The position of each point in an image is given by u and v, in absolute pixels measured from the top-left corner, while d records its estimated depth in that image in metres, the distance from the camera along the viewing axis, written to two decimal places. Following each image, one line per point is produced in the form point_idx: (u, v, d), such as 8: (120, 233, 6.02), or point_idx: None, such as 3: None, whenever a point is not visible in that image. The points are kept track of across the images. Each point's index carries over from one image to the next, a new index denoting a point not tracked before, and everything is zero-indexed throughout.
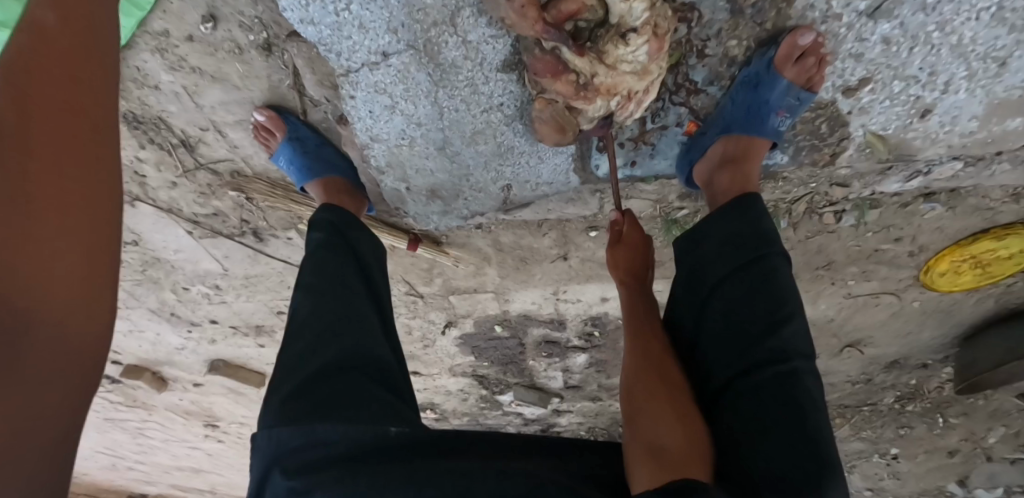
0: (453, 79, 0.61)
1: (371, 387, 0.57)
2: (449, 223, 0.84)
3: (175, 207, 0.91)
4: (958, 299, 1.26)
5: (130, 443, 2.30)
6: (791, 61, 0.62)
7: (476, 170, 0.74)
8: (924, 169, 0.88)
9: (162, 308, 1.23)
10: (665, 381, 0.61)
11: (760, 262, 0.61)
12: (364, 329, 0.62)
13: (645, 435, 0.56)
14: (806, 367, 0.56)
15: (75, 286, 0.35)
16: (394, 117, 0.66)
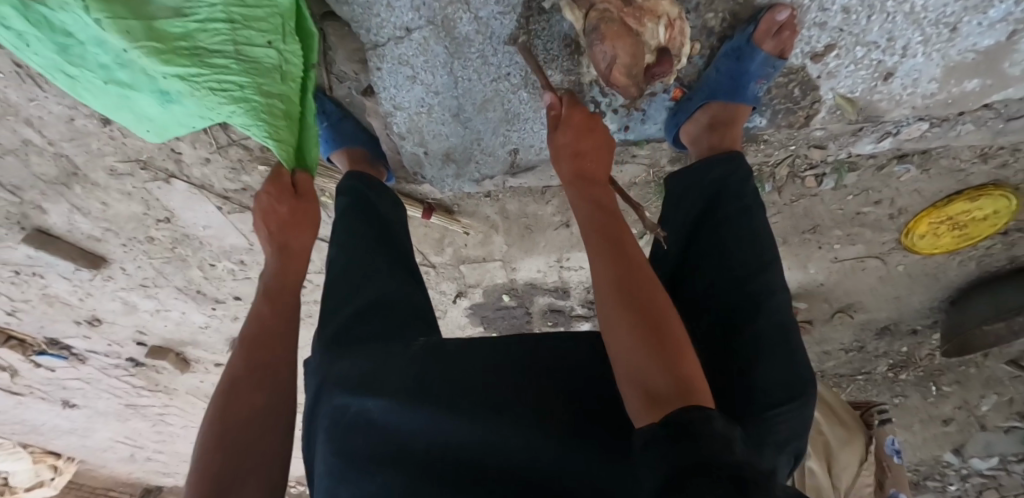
0: (467, 51, 0.69)
1: (399, 321, 0.66)
2: (461, 186, 0.93)
3: (207, 183, 1.00)
4: (941, 261, 1.33)
5: (150, 431, 2.36)
6: (770, 35, 0.68)
7: (486, 134, 0.83)
8: (893, 130, 0.96)
9: (188, 286, 1.31)
10: (635, 292, 0.47)
11: (745, 213, 0.69)
12: (391, 275, 0.72)
13: (631, 369, 0.43)
14: (787, 301, 0.63)
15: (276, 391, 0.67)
16: (415, 86, 0.74)
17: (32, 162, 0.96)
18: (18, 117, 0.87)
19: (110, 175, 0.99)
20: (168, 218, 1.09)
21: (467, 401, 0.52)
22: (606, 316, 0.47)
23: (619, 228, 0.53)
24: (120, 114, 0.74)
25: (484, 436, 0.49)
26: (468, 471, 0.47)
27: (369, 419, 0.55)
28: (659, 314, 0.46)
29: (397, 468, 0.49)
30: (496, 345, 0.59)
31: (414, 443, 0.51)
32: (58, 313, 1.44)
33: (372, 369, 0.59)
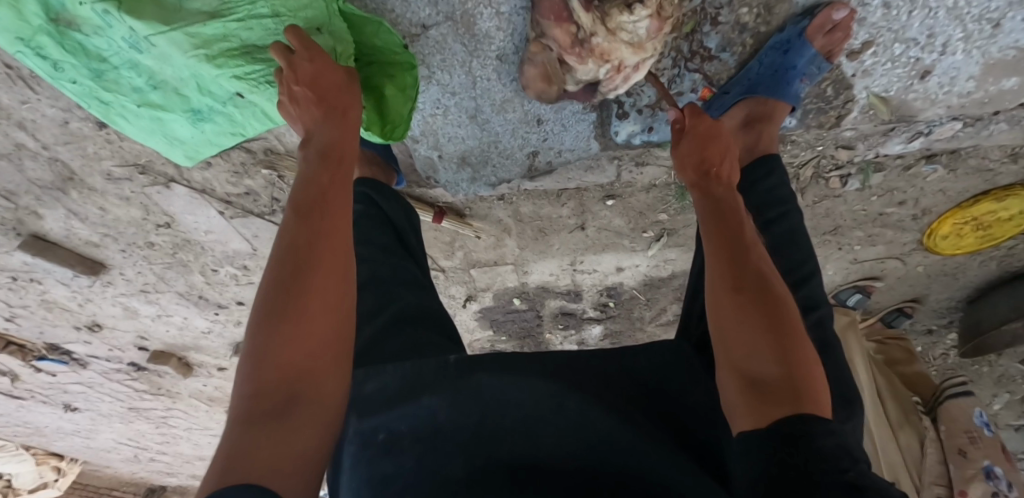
0: (486, 49, 0.67)
1: (426, 333, 0.71)
2: (477, 191, 0.89)
3: (208, 187, 0.96)
4: (961, 262, 1.29)
5: (153, 433, 2.34)
6: (822, 32, 0.66)
7: (504, 137, 0.80)
8: (924, 129, 0.93)
9: (190, 291, 1.28)
10: (739, 273, 0.49)
11: (782, 220, 0.67)
12: (420, 288, 0.77)
13: (737, 345, 0.47)
14: (828, 313, 0.64)
15: (330, 311, 0.50)
16: (430, 87, 0.74)
17: (26, 166, 0.92)
18: (9, 119, 0.83)
19: (108, 180, 0.95)
20: (168, 223, 1.05)
21: (500, 427, 0.56)
22: (717, 301, 0.50)
23: (735, 215, 0.54)
24: (133, 104, 0.75)
25: (519, 460, 0.53)
26: (507, 482, 0.50)
27: (405, 436, 0.57)
28: (785, 313, 0.47)
29: (432, 483, 0.51)
30: (520, 360, 0.63)
31: (450, 459, 0.53)
32: (57, 318, 1.41)
33: (406, 387, 0.62)
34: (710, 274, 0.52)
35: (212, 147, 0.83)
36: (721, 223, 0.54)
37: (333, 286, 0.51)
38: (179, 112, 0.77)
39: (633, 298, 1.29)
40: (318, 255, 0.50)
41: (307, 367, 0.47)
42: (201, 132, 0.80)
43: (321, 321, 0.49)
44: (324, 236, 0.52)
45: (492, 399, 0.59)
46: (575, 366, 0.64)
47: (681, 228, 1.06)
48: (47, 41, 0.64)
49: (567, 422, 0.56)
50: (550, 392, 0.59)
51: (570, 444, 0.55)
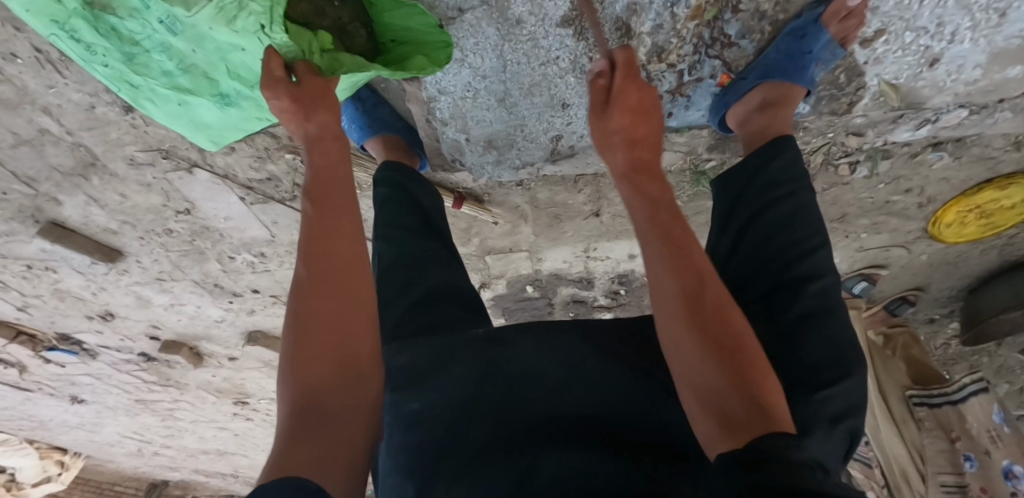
0: (517, 33, 0.69)
1: (455, 308, 0.73)
2: (500, 174, 0.91)
3: (230, 173, 0.97)
4: (963, 251, 1.32)
5: (159, 426, 2.34)
6: (837, 18, 0.68)
7: (531, 120, 0.82)
8: (932, 117, 0.95)
9: (205, 280, 1.29)
10: (689, 294, 0.48)
11: (793, 198, 0.68)
12: (446, 266, 0.78)
13: (694, 368, 0.45)
14: (834, 284, 0.64)
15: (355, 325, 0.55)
16: (462, 70, 0.74)
17: (47, 152, 0.93)
18: (34, 104, 0.84)
19: (130, 165, 0.96)
20: (188, 210, 1.06)
21: (525, 394, 0.60)
22: (670, 333, 0.48)
23: (685, 238, 0.52)
24: (161, 90, 0.76)
25: (543, 422, 0.57)
26: (535, 439, 0.55)
27: (436, 408, 0.60)
28: (744, 340, 0.46)
29: (457, 450, 0.56)
30: (546, 330, 0.66)
31: (467, 428, 0.58)
32: (70, 308, 1.41)
33: (433, 360, 0.65)
34: (659, 305, 0.49)
35: (238, 132, 0.84)
36: (669, 245, 0.51)
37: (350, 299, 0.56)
38: (206, 96, 0.78)
39: (643, 286, 1.31)
40: (333, 276, 0.56)
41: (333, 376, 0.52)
42: (228, 117, 0.82)
43: (336, 332, 0.53)
44: (338, 256, 0.57)
45: (517, 371, 0.62)
46: (599, 331, 0.67)
47: (694, 215, 1.08)
48: (81, 24, 0.65)
49: (591, 384, 0.60)
50: (575, 357, 0.62)
51: (591, 401, 0.59)
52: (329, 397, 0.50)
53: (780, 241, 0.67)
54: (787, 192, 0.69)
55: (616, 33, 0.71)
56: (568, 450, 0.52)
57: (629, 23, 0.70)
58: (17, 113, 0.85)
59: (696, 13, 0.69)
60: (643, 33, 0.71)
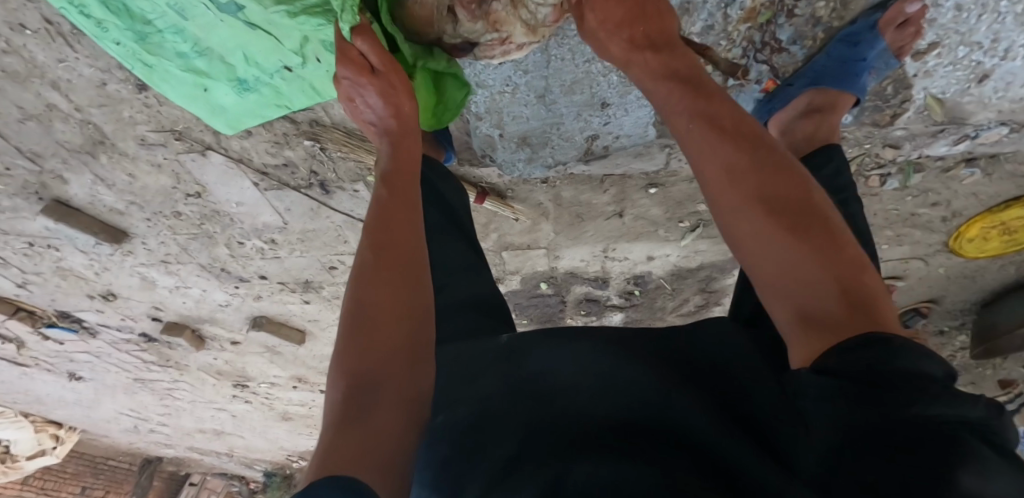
0: (566, 28, 0.66)
1: (482, 319, 0.73)
2: (531, 172, 0.88)
3: (246, 157, 0.93)
4: (982, 265, 1.30)
5: (155, 405, 2.32)
6: (894, 26, 0.66)
7: (567, 119, 0.79)
8: (972, 133, 0.92)
9: (212, 264, 1.25)
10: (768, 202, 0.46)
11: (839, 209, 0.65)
12: (477, 275, 0.77)
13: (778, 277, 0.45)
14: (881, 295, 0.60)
15: (406, 309, 0.58)
16: (504, 64, 0.71)
17: (55, 128, 0.89)
18: (43, 79, 0.80)
19: (140, 145, 0.92)
20: (198, 193, 1.02)
21: (549, 404, 0.56)
22: (737, 217, 0.47)
23: (735, 121, 0.51)
24: (175, 74, 0.72)
25: (568, 431, 0.52)
26: (568, 449, 0.50)
27: (462, 424, 0.59)
28: (818, 211, 0.46)
29: (487, 463, 0.53)
30: (573, 337, 0.63)
31: (500, 443, 0.54)
32: (71, 286, 1.38)
33: (462, 373, 0.65)
34: (718, 192, 0.49)
35: (256, 119, 0.80)
36: (723, 125, 0.51)
37: (384, 289, 0.59)
38: (224, 80, 0.73)
39: (659, 288, 1.29)
40: (389, 268, 0.60)
41: (373, 360, 0.54)
42: (245, 103, 0.77)
43: (385, 324, 0.57)
44: (385, 246, 0.62)
45: (545, 378, 0.59)
46: (629, 340, 0.62)
47: None
48: (90, 1, 0.61)
49: (625, 392, 0.55)
50: (604, 367, 0.58)
51: (622, 403, 0.54)
52: (379, 377, 0.53)
53: None
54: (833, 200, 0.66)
55: None
56: (595, 463, 0.47)
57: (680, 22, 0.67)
58: (24, 87, 0.81)
59: (750, 15, 0.68)
60: (692, 34, 0.69)
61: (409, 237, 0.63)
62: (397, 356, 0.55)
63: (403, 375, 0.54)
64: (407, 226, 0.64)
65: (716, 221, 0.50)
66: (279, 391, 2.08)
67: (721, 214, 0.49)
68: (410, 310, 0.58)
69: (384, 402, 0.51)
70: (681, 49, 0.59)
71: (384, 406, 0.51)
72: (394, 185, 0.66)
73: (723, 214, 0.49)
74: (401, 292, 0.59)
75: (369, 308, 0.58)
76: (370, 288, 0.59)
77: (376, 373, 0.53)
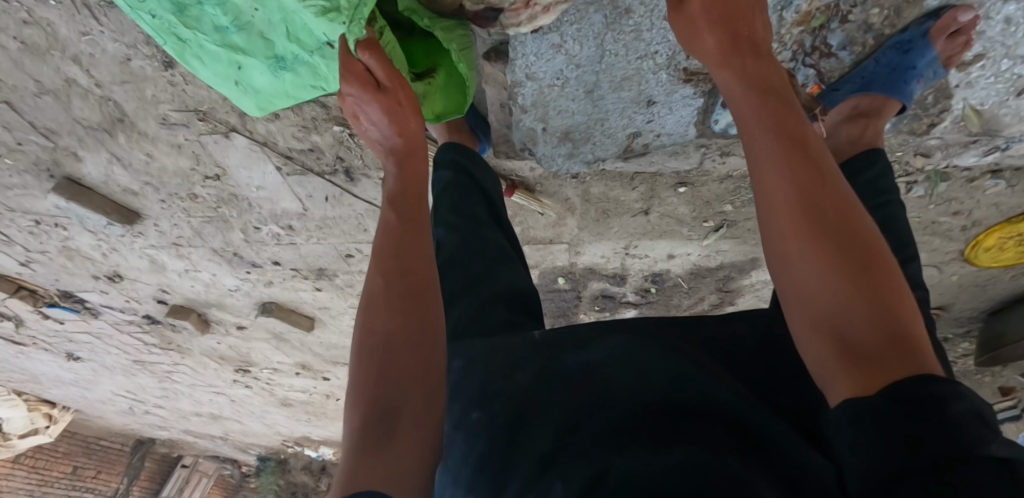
0: (623, 23, 0.65)
1: (512, 314, 0.71)
2: (571, 168, 0.87)
3: (270, 141, 0.91)
4: (994, 275, 1.31)
5: (154, 388, 2.29)
6: (945, 34, 0.65)
7: (613, 115, 0.78)
8: (1003, 145, 0.91)
9: (225, 248, 1.23)
10: (816, 216, 0.43)
11: (884, 208, 0.65)
12: (515, 267, 0.77)
13: (817, 296, 0.42)
14: (920, 296, 0.61)
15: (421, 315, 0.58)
16: (557, 57, 0.70)
17: (73, 105, 0.86)
18: (64, 53, 0.76)
19: (161, 125, 0.89)
20: (218, 176, 1.00)
21: (583, 395, 0.55)
22: (782, 229, 0.45)
23: (803, 134, 0.48)
24: (210, 48, 0.70)
25: (606, 425, 0.51)
26: (611, 445, 0.49)
27: (496, 419, 0.57)
28: (873, 244, 0.42)
29: (523, 463, 0.52)
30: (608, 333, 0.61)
31: (535, 441, 0.53)
32: (77, 266, 1.35)
33: (492, 368, 0.63)
34: (770, 202, 0.46)
35: (287, 100, 0.77)
36: (786, 136, 0.48)
37: (395, 306, 0.59)
38: (260, 57, 0.71)
39: (675, 286, 1.29)
40: (406, 289, 0.60)
41: (392, 372, 0.54)
42: (280, 83, 0.74)
43: (404, 337, 0.56)
44: (395, 262, 0.62)
45: (578, 375, 0.57)
46: (652, 329, 0.60)
47: (743, 221, 1.05)
48: None
49: (660, 380, 0.53)
50: (638, 358, 0.56)
51: (655, 390, 0.53)
52: (401, 393, 0.53)
53: None
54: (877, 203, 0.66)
55: None
56: (641, 458, 0.46)
57: None
58: (43, 60, 0.78)
59: (804, 19, 0.67)
60: None
61: (422, 258, 0.63)
62: (416, 364, 0.55)
63: (421, 384, 0.54)
64: (419, 245, 0.64)
65: (759, 232, 0.47)
66: (281, 378, 2.06)
67: (767, 224, 0.46)
68: (427, 321, 0.58)
69: (409, 411, 0.52)
70: (770, 60, 0.55)
71: (406, 416, 0.51)
72: (400, 207, 0.67)
73: (768, 226, 0.46)
74: (416, 306, 0.59)
75: (387, 321, 0.58)
76: (385, 301, 0.60)
77: (399, 385, 0.53)
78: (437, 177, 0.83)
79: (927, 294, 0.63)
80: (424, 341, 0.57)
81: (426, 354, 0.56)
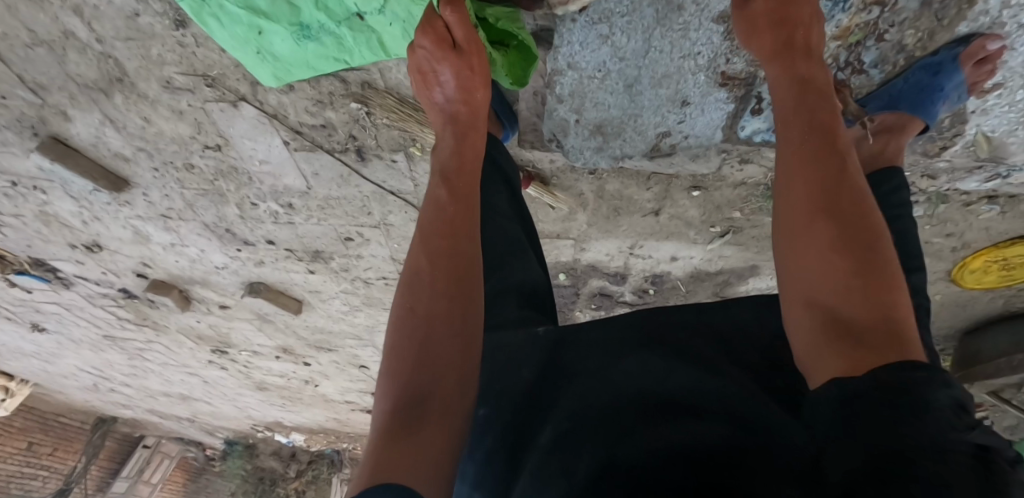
0: (673, 20, 0.66)
1: (522, 310, 0.69)
2: (597, 162, 0.88)
3: (281, 113, 0.87)
4: (975, 296, 1.35)
5: (122, 364, 2.20)
6: (974, 60, 0.66)
7: (647, 112, 0.79)
8: (1004, 173, 0.94)
9: (217, 224, 1.18)
10: (835, 188, 0.46)
11: (894, 221, 0.67)
12: (527, 261, 0.74)
13: (807, 259, 0.44)
14: (924, 305, 0.62)
15: (449, 294, 0.57)
16: (603, 47, 0.70)
17: (69, 59, 0.80)
18: (64, 1, 0.71)
19: (164, 88, 0.84)
20: (219, 146, 0.95)
21: (588, 387, 0.53)
22: (789, 197, 0.48)
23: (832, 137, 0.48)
24: (232, 9, 0.65)
25: (607, 412, 0.49)
26: (609, 432, 0.47)
27: (504, 419, 0.56)
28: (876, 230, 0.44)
29: (530, 455, 0.50)
30: (608, 330, 0.59)
31: (542, 431, 0.51)
32: (52, 233, 1.27)
33: (497, 366, 0.61)
34: (792, 208, 0.47)
35: (307, 71, 0.74)
36: (819, 135, 0.49)
37: (437, 290, 0.57)
38: (284, 24, 0.68)
39: (674, 289, 1.29)
40: (445, 275, 0.58)
41: (428, 361, 0.52)
42: (302, 52, 0.72)
43: (442, 324, 0.55)
44: (438, 242, 0.60)
45: (582, 368, 0.56)
46: (659, 328, 0.57)
47: (749, 229, 1.06)
48: None
49: (652, 371, 0.51)
50: (642, 355, 0.53)
51: (649, 379, 0.51)
52: (430, 386, 0.51)
53: None
54: (892, 214, 0.67)
55: None
56: (639, 443, 0.45)
57: None
58: (40, 8, 0.72)
59: (842, 34, 0.69)
60: None
61: (467, 241, 0.61)
62: (457, 354, 0.53)
63: (457, 369, 0.52)
64: (466, 224, 0.62)
65: (773, 229, 0.48)
66: (259, 361, 2.01)
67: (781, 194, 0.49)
68: (467, 298, 0.57)
69: (438, 404, 0.50)
70: (819, 66, 0.55)
71: (437, 407, 0.49)
72: (454, 184, 0.64)
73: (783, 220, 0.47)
74: (461, 291, 0.57)
75: (427, 303, 0.57)
76: (422, 283, 0.58)
77: (433, 374, 0.51)
78: None
79: (926, 300, 0.63)
80: (466, 324, 0.55)
81: (468, 338, 0.55)
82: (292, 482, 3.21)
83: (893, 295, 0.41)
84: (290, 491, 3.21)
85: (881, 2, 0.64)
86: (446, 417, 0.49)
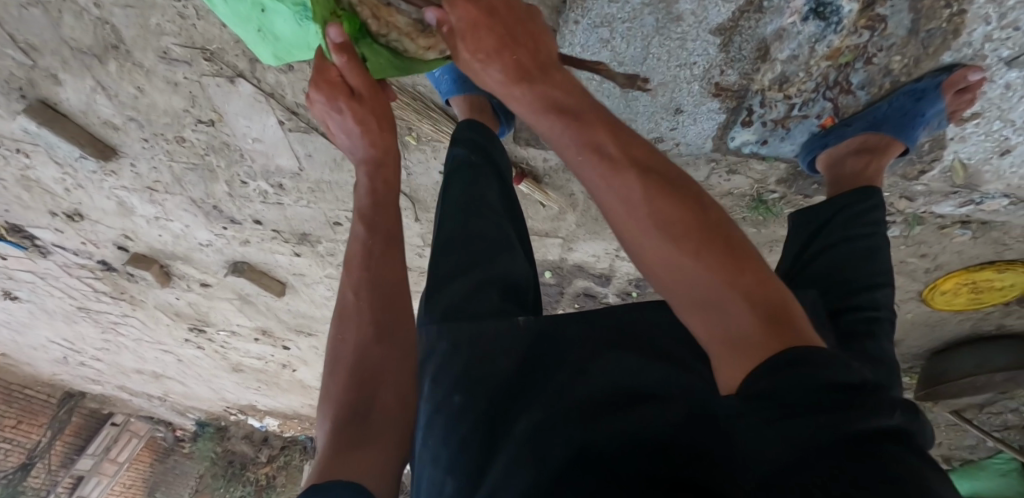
0: (671, 30, 0.70)
1: (503, 302, 0.67)
2: None
3: (278, 93, 0.87)
4: (945, 317, 1.40)
5: (94, 338, 2.15)
6: (953, 90, 0.69)
7: (641, 117, 0.84)
8: (976, 199, 0.98)
9: (204, 200, 1.16)
10: (654, 219, 0.42)
11: (868, 237, 0.71)
12: (511, 253, 0.74)
13: (696, 309, 0.39)
14: (887, 317, 0.67)
15: (366, 323, 0.68)
16: (603, 50, 0.74)
17: (63, 23, 0.79)
18: None
19: (161, 59, 0.83)
20: (212, 122, 0.95)
21: (565, 380, 0.54)
22: (640, 254, 0.43)
23: (619, 148, 0.47)
24: None
25: (581, 407, 0.50)
26: (578, 425, 0.49)
27: (479, 407, 0.55)
28: (712, 227, 0.41)
29: (507, 442, 0.51)
30: (586, 328, 0.60)
31: (518, 420, 0.52)
32: (32, 198, 1.24)
33: (475, 358, 0.59)
34: (657, 267, 0.42)
35: (309, 53, 0.75)
36: (620, 165, 0.46)
37: (358, 320, 0.69)
38: (288, 4, 0.68)
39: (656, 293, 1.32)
40: (369, 308, 0.69)
41: (361, 381, 0.64)
42: (303, 34, 0.72)
43: (362, 350, 0.66)
44: (359, 279, 0.71)
45: (566, 364, 0.56)
46: (635, 324, 0.58)
47: None
48: None
49: (627, 368, 0.53)
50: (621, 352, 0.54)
51: (623, 375, 0.52)
52: (367, 399, 0.63)
53: (852, 271, 0.68)
54: (868, 231, 0.71)
55: (754, 53, 0.72)
56: (605, 433, 0.47)
57: (770, 47, 0.71)
58: None
59: (833, 55, 0.71)
60: (777, 60, 0.72)
61: (389, 271, 0.71)
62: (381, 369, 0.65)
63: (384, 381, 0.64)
64: (393, 256, 0.72)
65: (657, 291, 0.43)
66: (237, 342, 1.99)
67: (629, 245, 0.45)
68: (384, 321, 0.68)
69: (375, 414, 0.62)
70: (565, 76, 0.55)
71: (373, 417, 0.62)
72: (374, 220, 0.73)
73: (644, 266, 0.43)
74: (376, 317, 0.68)
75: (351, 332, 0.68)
76: (349, 317, 0.70)
77: (365, 390, 0.64)
78: (451, 153, 0.82)
79: (889, 315, 0.67)
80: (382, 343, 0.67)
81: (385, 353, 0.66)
82: (262, 467, 3.21)
83: (757, 281, 0.38)
84: (260, 476, 3.23)
85: (871, 26, 0.67)
86: (382, 422, 0.62)
